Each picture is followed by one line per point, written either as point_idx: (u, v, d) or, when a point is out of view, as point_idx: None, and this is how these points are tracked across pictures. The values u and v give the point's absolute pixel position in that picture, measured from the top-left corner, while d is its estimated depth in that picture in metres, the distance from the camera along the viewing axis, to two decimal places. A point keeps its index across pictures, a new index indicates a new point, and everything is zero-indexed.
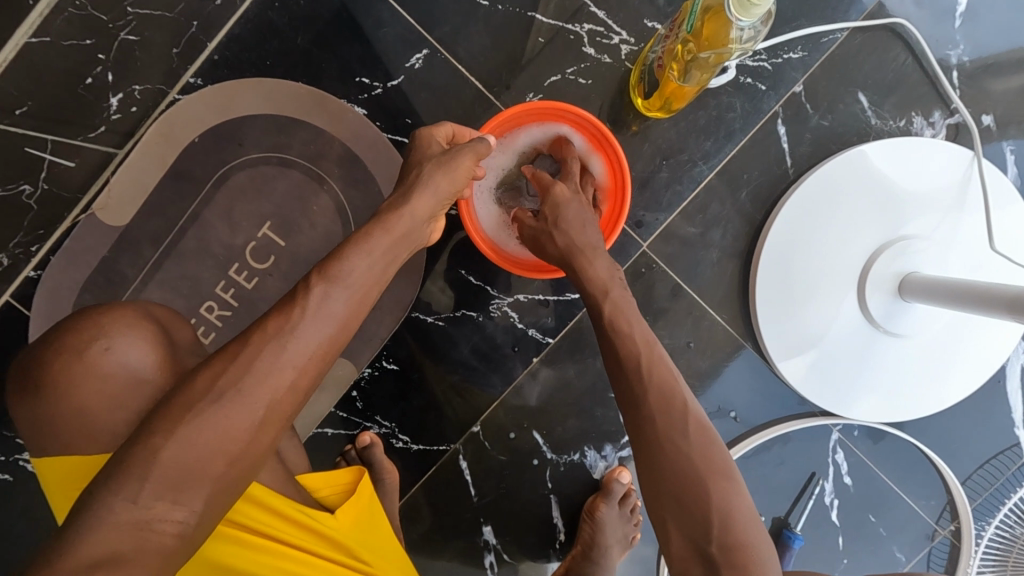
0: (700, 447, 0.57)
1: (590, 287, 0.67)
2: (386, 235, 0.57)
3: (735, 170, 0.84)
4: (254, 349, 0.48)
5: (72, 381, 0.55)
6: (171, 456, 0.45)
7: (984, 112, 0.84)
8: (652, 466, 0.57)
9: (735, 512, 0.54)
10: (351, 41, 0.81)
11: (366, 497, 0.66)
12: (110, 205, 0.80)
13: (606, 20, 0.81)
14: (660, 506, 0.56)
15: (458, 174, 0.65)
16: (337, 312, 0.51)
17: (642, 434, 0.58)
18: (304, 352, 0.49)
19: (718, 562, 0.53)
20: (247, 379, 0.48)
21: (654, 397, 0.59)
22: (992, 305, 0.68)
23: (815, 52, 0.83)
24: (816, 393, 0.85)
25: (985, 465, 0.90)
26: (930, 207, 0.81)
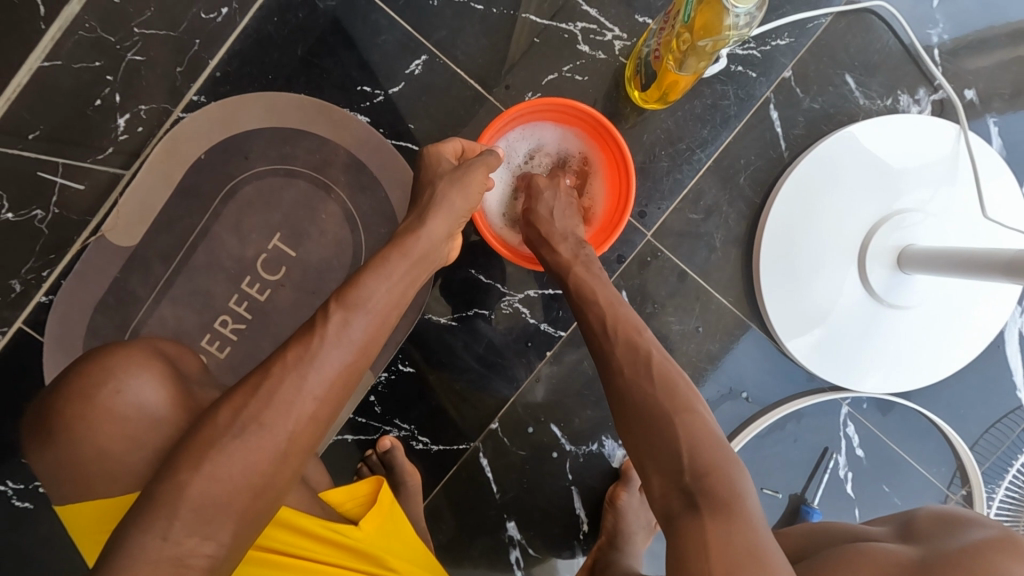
0: (664, 385, 0.56)
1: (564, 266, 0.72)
2: (405, 259, 0.58)
3: (732, 155, 0.86)
4: (275, 378, 0.48)
5: (85, 426, 0.54)
6: (198, 491, 0.44)
7: (967, 87, 0.87)
8: (624, 412, 0.57)
9: (701, 437, 0.53)
10: (350, 50, 0.83)
11: (385, 504, 0.63)
12: (119, 226, 0.80)
13: (599, 18, 0.83)
14: (636, 449, 0.55)
15: (471, 192, 0.66)
16: (359, 341, 0.51)
17: (615, 388, 0.59)
18: (326, 378, 0.48)
19: (694, 490, 0.50)
20: (269, 411, 0.47)
21: (622, 351, 0.60)
22: (991, 269, 0.70)
23: (802, 38, 0.86)
24: (824, 369, 0.87)
25: (992, 428, 0.92)
26: (922, 180, 0.83)
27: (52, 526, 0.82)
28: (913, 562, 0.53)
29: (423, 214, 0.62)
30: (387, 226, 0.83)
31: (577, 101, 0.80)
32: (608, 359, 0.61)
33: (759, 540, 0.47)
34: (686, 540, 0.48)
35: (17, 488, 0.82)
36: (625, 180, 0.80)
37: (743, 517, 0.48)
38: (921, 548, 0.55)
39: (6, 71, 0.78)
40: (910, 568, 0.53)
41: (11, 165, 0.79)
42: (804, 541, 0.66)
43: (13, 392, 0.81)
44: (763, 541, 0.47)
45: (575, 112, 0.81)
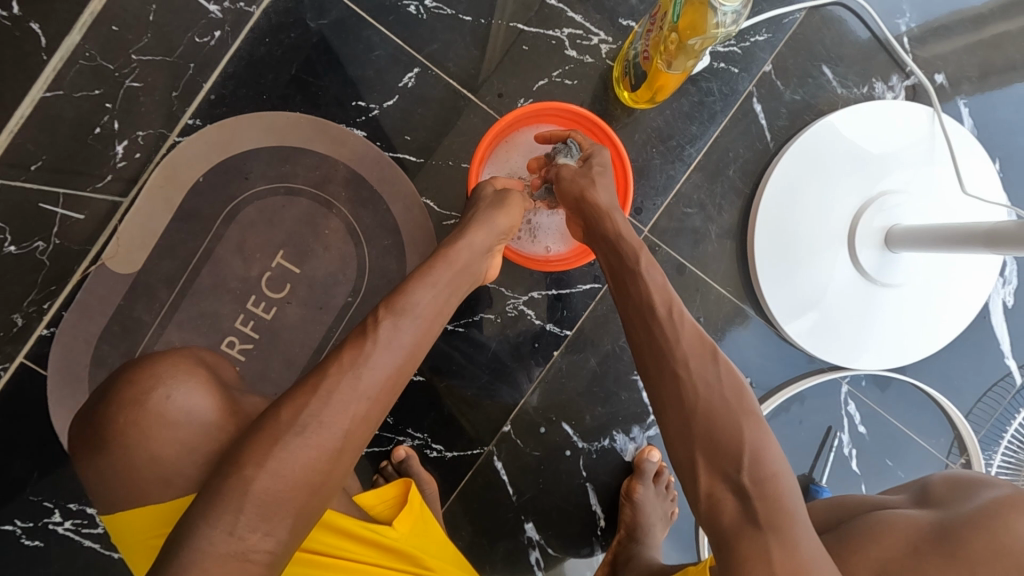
0: (731, 386, 0.54)
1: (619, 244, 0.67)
2: (449, 268, 0.62)
3: (720, 149, 0.89)
4: (332, 378, 0.51)
5: (138, 431, 0.56)
6: (262, 486, 0.47)
7: (936, 72, 0.91)
8: (678, 400, 0.55)
9: (766, 443, 0.52)
10: (344, 68, 0.84)
11: (416, 505, 0.67)
12: (121, 253, 0.80)
13: (584, 23, 0.86)
14: (691, 441, 0.53)
15: (513, 214, 0.71)
16: (409, 343, 0.56)
17: (667, 374, 0.56)
18: (378, 380, 0.52)
19: (752, 495, 0.49)
20: (328, 410, 0.50)
21: (686, 343, 0.57)
22: (972, 241, 0.74)
23: (779, 33, 0.89)
24: (824, 349, 0.89)
25: (985, 396, 0.95)
26: (903, 162, 0.87)
27: (65, 562, 0.81)
28: (932, 526, 0.55)
29: (465, 228, 0.67)
30: (389, 237, 0.84)
31: (537, 103, 0.82)
32: (664, 343, 0.57)
33: (812, 554, 0.46)
34: (744, 551, 0.46)
35: (27, 526, 0.80)
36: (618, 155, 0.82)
37: (801, 527, 0.47)
38: (939, 512, 0.57)
39: (7, 103, 0.78)
40: (928, 532, 0.55)
41: (10, 197, 0.79)
42: (825, 515, 0.67)
43: (18, 427, 0.80)
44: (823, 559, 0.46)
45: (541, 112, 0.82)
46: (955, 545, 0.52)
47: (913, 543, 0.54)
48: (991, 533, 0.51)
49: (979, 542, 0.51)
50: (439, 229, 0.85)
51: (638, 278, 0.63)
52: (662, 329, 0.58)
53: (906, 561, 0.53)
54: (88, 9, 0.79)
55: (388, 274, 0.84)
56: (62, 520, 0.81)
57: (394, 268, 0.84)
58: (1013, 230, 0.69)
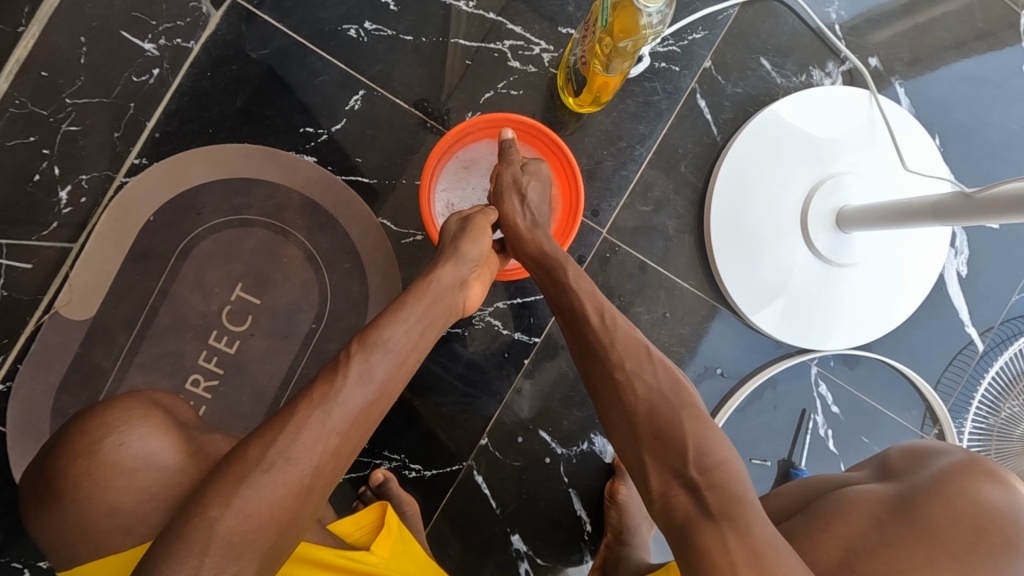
0: (670, 380, 0.57)
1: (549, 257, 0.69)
2: (420, 302, 0.62)
3: (670, 146, 0.91)
4: (300, 415, 0.51)
5: (93, 482, 0.56)
6: (228, 526, 0.45)
7: (870, 56, 0.94)
8: (620, 402, 0.57)
9: (710, 434, 0.53)
10: (288, 96, 0.84)
11: (394, 527, 0.67)
12: (74, 300, 0.79)
13: (524, 34, 0.87)
14: (637, 441, 0.54)
15: (482, 240, 0.70)
16: (381, 378, 0.55)
17: (608, 380, 0.58)
18: (348, 415, 0.52)
19: (701, 487, 0.49)
20: (296, 446, 0.49)
21: (621, 347, 0.59)
22: (919, 215, 0.75)
23: (715, 29, 0.91)
24: (788, 333, 0.91)
25: (951, 364, 0.98)
26: (847, 145, 0.89)
27: None
28: (893, 497, 0.57)
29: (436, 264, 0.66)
30: (349, 260, 0.84)
31: (469, 120, 0.81)
32: (602, 350, 0.60)
33: (768, 538, 0.45)
34: (703, 544, 0.45)
35: None
36: (559, 150, 0.83)
37: (755, 515, 0.47)
38: (899, 484, 0.59)
39: None
40: (890, 506, 0.56)
41: None
42: (792, 498, 0.67)
43: None
44: (774, 535, 0.46)
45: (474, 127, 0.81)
46: (915, 514, 0.54)
47: (877, 518, 0.55)
48: (947, 503, 0.54)
49: (938, 512, 0.53)
50: (398, 248, 0.85)
51: (569, 289, 0.66)
52: (600, 337, 0.61)
53: (871, 535, 0.53)
54: (15, 56, 0.78)
55: (351, 297, 0.84)
56: None
57: (357, 291, 0.84)
58: (960, 202, 0.70)
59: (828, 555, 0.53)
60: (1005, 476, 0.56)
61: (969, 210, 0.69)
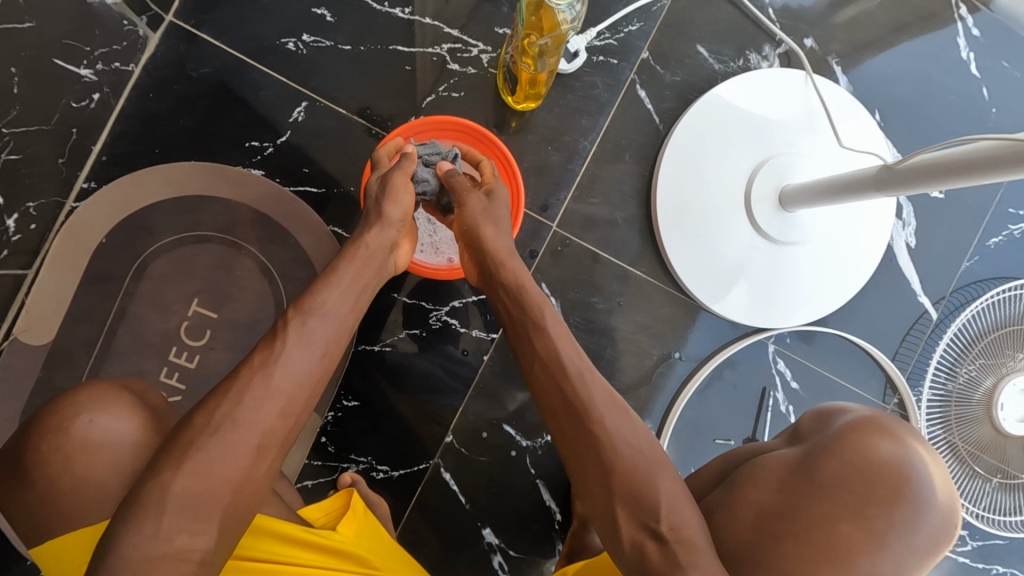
0: (643, 436, 0.57)
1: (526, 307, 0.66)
2: (352, 265, 0.63)
3: (613, 137, 0.93)
4: (245, 381, 0.52)
5: (62, 457, 0.57)
6: (182, 487, 0.48)
7: (805, 37, 0.96)
8: (597, 456, 0.56)
9: (676, 493, 0.54)
10: (231, 112, 0.85)
11: (359, 509, 0.68)
12: (31, 325, 0.80)
13: (461, 36, 0.88)
14: (610, 494, 0.55)
15: (404, 198, 0.69)
16: (323, 345, 0.57)
17: (583, 431, 0.57)
18: (293, 377, 0.54)
19: (670, 541, 0.52)
20: (242, 409, 0.51)
21: (602, 405, 0.58)
22: (860, 187, 0.74)
23: (650, 21, 0.93)
24: (740, 313, 0.92)
25: (908, 334, 1.01)
26: (786, 126, 0.91)
27: None
28: (796, 458, 0.60)
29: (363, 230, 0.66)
30: (302, 268, 0.85)
31: (406, 126, 0.83)
32: (580, 399, 0.58)
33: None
34: None
35: None
36: (497, 149, 0.84)
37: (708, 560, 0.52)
38: (802, 446, 0.61)
39: None
40: (794, 467, 0.59)
41: None
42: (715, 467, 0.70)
43: None
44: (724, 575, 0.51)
45: (413, 131, 0.83)
46: (811, 476, 0.57)
47: (783, 482, 0.58)
48: (839, 458, 0.57)
49: (830, 470, 0.56)
50: None
51: (542, 338, 0.64)
52: (575, 389, 0.59)
53: (780, 500, 0.57)
54: None
55: None
56: None
57: None
58: (888, 175, 0.69)
59: (744, 528, 0.57)
60: (897, 430, 0.58)
61: (898, 181, 0.68)
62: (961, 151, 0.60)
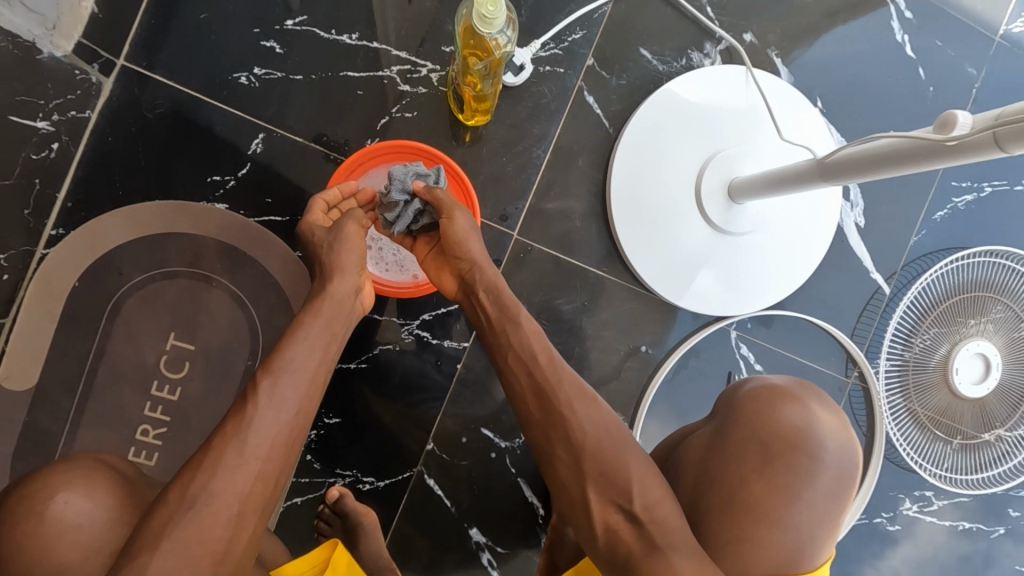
0: (603, 421, 0.64)
1: (502, 307, 0.70)
2: (319, 318, 0.66)
3: (565, 144, 0.96)
4: (219, 449, 0.55)
5: (31, 545, 0.55)
6: (160, 566, 0.49)
7: (744, 32, 0.99)
8: (567, 442, 0.63)
9: (645, 476, 0.61)
10: (190, 149, 0.87)
11: (343, 559, 0.73)
12: (13, 373, 0.82)
13: (409, 58, 0.91)
14: (583, 482, 0.62)
15: (351, 247, 0.72)
16: (292, 405, 0.60)
17: (553, 424, 0.64)
18: (264, 439, 0.57)
19: (645, 523, 0.59)
20: (217, 477, 0.54)
21: (568, 390, 0.65)
22: (799, 178, 0.76)
23: (593, 28, 0.95)
24: (699, 304, 0.96)
25: (864, 310, 1.05)
26: (730, 121, 0.94)
27: None
28: (713, 433, 0.71)
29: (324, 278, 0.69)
30: (273, 295, 0.88)
31: (355, 154, 0.85)
32: (548, 390, 0.65)
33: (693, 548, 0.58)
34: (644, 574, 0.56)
35: None
36: (445, 164, 0.86)
37: (684, 539, 0.59)
38: (715, 420, 0.73)
39: None
40: (711, 441, 0.70)
41: None
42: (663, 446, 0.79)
43: None
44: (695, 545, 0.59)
45: (362, 159, 0.85)
46: (728, 444, 0.69)
47: (709, 446, 0.70)
48: (759, 425, 0.68)
49: (739, 435, 0.69)
50: None
51: (520, 335, 0.68)
52: (545, 383, 0.66)
53: (703, 460, 0.69)
54: None
55: (280, 331, 0.88)
56: None
57: (285, 324, 0.88)
58: (822, 167, 0.72)
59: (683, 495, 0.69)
60: (805, 398, 0.70)
61: (832, 170, 0.70)
62: (883, 152, 0.60)
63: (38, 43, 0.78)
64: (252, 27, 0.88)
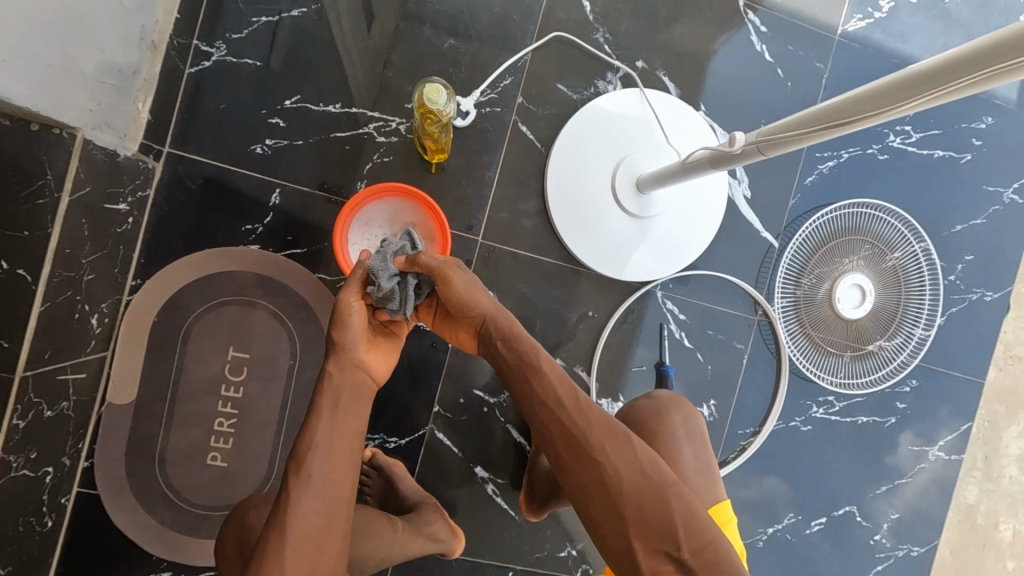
0: (628, 456, 0.83)
1: (527, 363, 0.90)
2: (329, 408, 0.85)
3: (509, 165, 1.24)
4: (274, 536, 0.77)
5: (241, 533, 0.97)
6: None
7: (637, 60, 1.27)
8: (602, 483, 0.81)
9: (686, 505, 0.81)
10: (225, 207, 1.15)
11: None
12: (119, 391, 1.11)
13: (381, 116, 1.18)
14: (624, 522, 0.80)
15: (354, 322, 0.89)
16: (320, 491, 0.80)
17: (589, 466, 0.82)
18: (301, 519, 0.78)
19: (687, 556, 0.78)
20: (278, 557, 0.75)
21: (596, 432, 0.84)
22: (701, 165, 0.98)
23: (518, 73, 1.23)
24: (628, 274, 1.25)
25: (761, 263, 1.35)
26: (632, 132, 1.22)
27: None
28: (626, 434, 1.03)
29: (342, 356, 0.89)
30: (302, 309, 1.16)
31: (351, 201, 1.09)
32: (579, 432, 0.84)
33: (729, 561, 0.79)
34: None
35: None
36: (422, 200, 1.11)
37: (716, 550, 0.79)
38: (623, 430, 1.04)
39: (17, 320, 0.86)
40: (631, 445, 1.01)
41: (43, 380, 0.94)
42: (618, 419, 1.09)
43: (93, 537, 1.10)
44: (713, 539, 0.80)
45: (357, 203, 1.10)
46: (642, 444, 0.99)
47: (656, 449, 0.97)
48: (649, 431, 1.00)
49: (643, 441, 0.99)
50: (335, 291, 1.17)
51: (552, 388, 0.87)
52: (576, 426, 0.85)
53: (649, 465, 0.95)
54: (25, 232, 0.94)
55: (311, 336, 1.16)
56: None
57: (314, 329, 1.17)
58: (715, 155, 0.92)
59: None
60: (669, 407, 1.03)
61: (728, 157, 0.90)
62: (846, 98, 0.68)
63: (119, 151, 1.02)
64: (260, 109, 1.15)
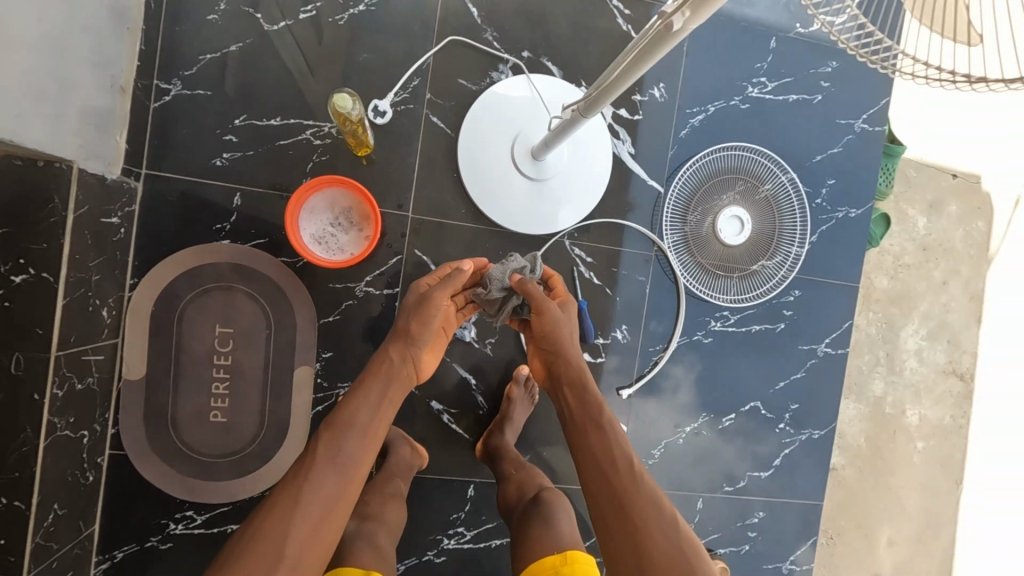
0: (640, 482, 1.05)
1: (581, 397, 1.16)
2: (378, 387, 1.13)
3: (427, 150, 1.49)
4: (298, 485, 0.96)
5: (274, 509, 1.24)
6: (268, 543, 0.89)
7: (522, 51, 1.52)
8: (624, 498, 1.03)
9: (685, 532, 1.01)
10: (197, 213, 1.41)
11: None
12: (132, 369, 1.38)
13: (315, 124, 1.45)
14: (635, 535, 0.99)
15: (429, 320, 1.20)
16: (346, 460, 1.01)
17: (616, 488, 1.04)
18: (325, 480, 0.98)
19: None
20: (303, 499, 0.95)
21: (622, 459, 1.07)
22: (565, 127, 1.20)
23: (424, 74, 1.49)
24: (536, 228, 1.51)
25: (652, 208, 1.62)
26: (523, 112, 1.48)
27: (187, 548, 1.40)
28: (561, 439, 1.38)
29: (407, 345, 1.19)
30: (271, 287, 1.43)
31: (300, 193, 1.35)
32: (615, 455, 1.07)
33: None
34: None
35: (160, 536, 1.39)
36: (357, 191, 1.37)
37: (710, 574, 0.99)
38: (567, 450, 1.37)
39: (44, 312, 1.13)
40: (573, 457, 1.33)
41: (73, 359, 1.21)
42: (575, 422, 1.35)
43: (126, 487, 1.38)
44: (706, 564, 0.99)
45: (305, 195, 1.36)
46: None
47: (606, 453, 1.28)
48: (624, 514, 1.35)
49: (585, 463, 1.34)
50: (296, 270, 1.44)
51: (596, 416, 1.13)
52: (612, 462, 1.07)
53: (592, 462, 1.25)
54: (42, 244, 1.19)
55: (281, 308, 1.43)
56: (175, 524, 1.39)
57: (283, 303, 1.43)
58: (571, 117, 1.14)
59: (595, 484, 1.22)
60: None
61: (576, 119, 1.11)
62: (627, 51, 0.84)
63: (106, 175, 1.27)
64: (215, 130, 1.41)
